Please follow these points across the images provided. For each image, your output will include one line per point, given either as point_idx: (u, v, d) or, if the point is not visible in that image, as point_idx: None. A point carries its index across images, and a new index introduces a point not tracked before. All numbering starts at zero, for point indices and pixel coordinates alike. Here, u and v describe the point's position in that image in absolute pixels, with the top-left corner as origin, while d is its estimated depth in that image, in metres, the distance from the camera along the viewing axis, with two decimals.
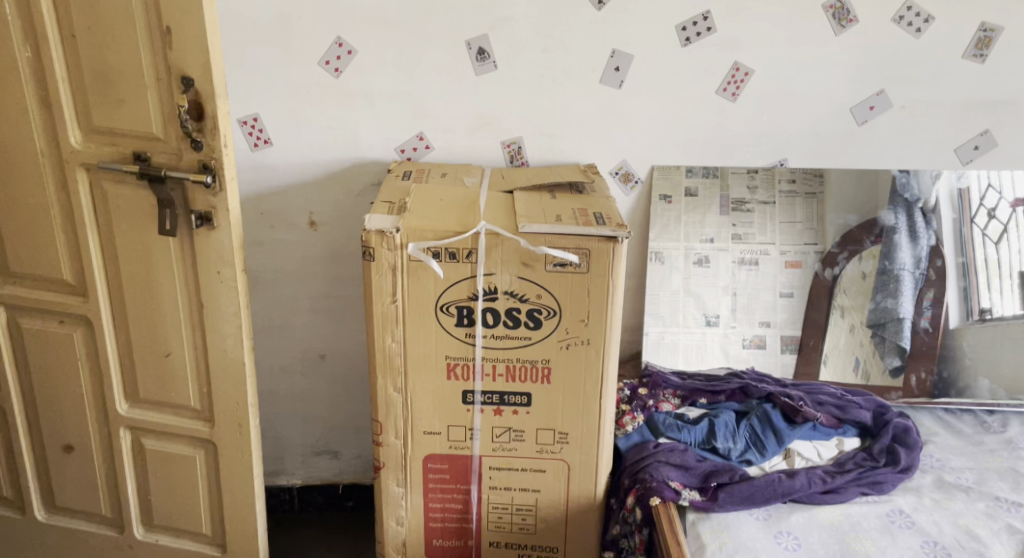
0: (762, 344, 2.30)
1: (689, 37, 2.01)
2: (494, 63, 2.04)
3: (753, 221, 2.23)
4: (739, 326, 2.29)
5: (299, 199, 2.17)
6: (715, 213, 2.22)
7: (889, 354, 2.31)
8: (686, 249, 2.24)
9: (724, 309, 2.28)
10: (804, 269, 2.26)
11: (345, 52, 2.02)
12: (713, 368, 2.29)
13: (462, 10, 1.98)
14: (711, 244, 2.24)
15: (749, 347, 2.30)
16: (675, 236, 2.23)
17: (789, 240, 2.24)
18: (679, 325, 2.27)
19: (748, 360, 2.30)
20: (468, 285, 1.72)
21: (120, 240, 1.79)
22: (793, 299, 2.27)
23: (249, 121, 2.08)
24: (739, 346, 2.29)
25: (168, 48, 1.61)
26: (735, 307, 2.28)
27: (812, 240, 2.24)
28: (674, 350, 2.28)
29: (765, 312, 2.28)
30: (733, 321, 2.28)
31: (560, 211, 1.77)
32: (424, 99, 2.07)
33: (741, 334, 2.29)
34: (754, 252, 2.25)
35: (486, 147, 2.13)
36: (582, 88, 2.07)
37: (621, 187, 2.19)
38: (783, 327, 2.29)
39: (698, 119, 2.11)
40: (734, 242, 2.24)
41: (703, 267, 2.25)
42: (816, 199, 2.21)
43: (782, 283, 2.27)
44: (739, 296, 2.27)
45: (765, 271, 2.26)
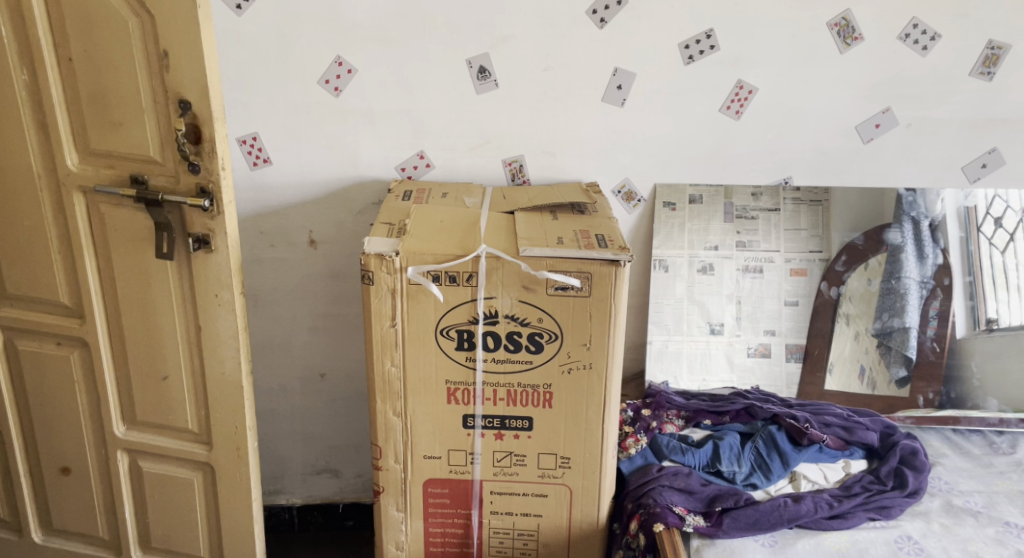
0: (767, 352, 2.27)
1: (692, 55, 1.99)
2: (495, 82, 2.02)
3: (757, 228, 2.20)
4: (744, 334, 2.26)
5: (299, 218, 2.15)
6: (720, 220, 2.19)
7: (895, 364, 2.27)
8: (690, 257, 2.21)
9: (728, 317, 2.25)
10: (810, 277, 2.23)
11: (345, 71, 2.00)
12: (718, 377, 2.28)
13: (463, 29, 1.96)
14: (716, 251, 2.21)
15: (754, 356, 2.27)
16: (679, 244, 2.20)
17: (794, 246, 2.21)
18: (684, 334, 2.25)
19: (754, 368, 2.28)
20: (468, 309, 1.70)
21: (117, 263, 1.77)
22: (799, 307, 2.25)
23: (248, 140, 2.06)
24: (744, 355, 2.27)
25: (165, 71, 1.60)
26: (740, 315, 2.25)
27: (817, 248, 2.22)
28: (678, 359, 2.26)
29: (770, 320, 2.26)
30: (739, 329, 2.26)
31: (562, 233, 1.75)
32: (424, 118, 2.06)
33: (747, 342, 2.27)
34: (759, 260, 2.22)
35: (487, 165, 2.11)
36: (584, 107, 2.05)
37: (623, 205, 2.16)
38: (787, 334, 2.27)
39: (701, 138, 2.09)
40: (739, 250, 2.22)
41: (707, 275, 2.22)
42: (822, 205, 2.18)
43: (787, 291, 2.24)
44: (743, 304, 2.25)
45: (770, 279, 2.23)
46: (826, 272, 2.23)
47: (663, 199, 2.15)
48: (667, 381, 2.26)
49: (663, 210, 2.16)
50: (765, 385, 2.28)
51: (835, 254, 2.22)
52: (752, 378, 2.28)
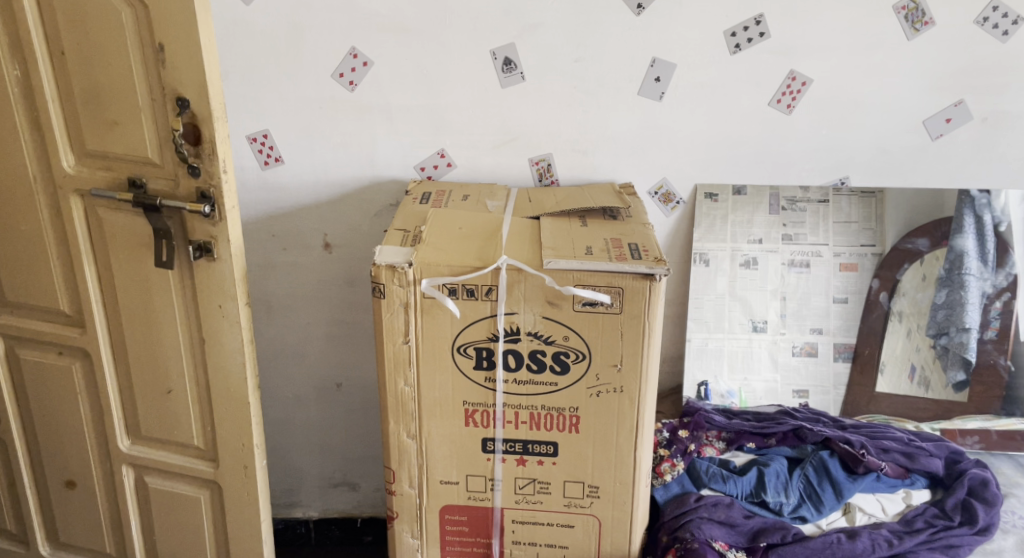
0: (814, 351, 2.07)
1: (739, 43, 1.81)
2: (521, 74, 1.87)
3: (804, 219, 1.98)
4: (789, 332, 2.06)
5: (313, 220, 2.02)
6: (764, 212, 1.99)
7: (954, 367, 2.08)
8: (732, 250, 2.01)
9: (772, 315, 2.05)
10: (861, 273, 2.02)
11: (360, 64, 1.86)
12: (759, 377, 2.08)
13: (487, 18, 1.81)
14: (759, 245, 2.01)
15: (799, 355, 2.07)
16: (721, 237, 2.00)
17: (841, 238, 1.99)
18: (724, 332, 2.05)
19: (798, 368, 2.08)
20: (487, 325, 1.56)
21: (117, 271, 1.67)
22: (848, 305, 2.04)
23: (259, 138, 1.94)
24: (789, 354, 2.07)
25: (162, 67, 1.48)
26: (784, 312, 2.05)
27: (869, 241, 2.00)
28: (718, 357, 2.07)
29: (816, 318, 2.05)
30: (783, 327, 2.05)
31: (591, 243, 1.60)
32: (445, 114, 1.91)
33: (791, 340, 2.06)
34: (805, 254, 2.01)
35: (512, 165, 1.97)
36: (618, 101, 1.88)
37: (661, 207, 1.99)
38: (835, 333, 2.06)
39: (747, 135, 1.90)
40: (785, 243, 2.01)
41: (750, 269, 2.02)
42: (875, 197, 1.96)
43: (835, 287, 2.03)
44: (788, 301, 2.04)
45: (818, 275, 2.02)
46: (878, 268, 2.01)
47: (704, 197, 1.97)
48: (706, 381, 2.08)
49: (707, 208, 1.97)
50: (809, 388, 2.09)
51: (887, 249, 2.00)
52: (797, 379, 2.08)
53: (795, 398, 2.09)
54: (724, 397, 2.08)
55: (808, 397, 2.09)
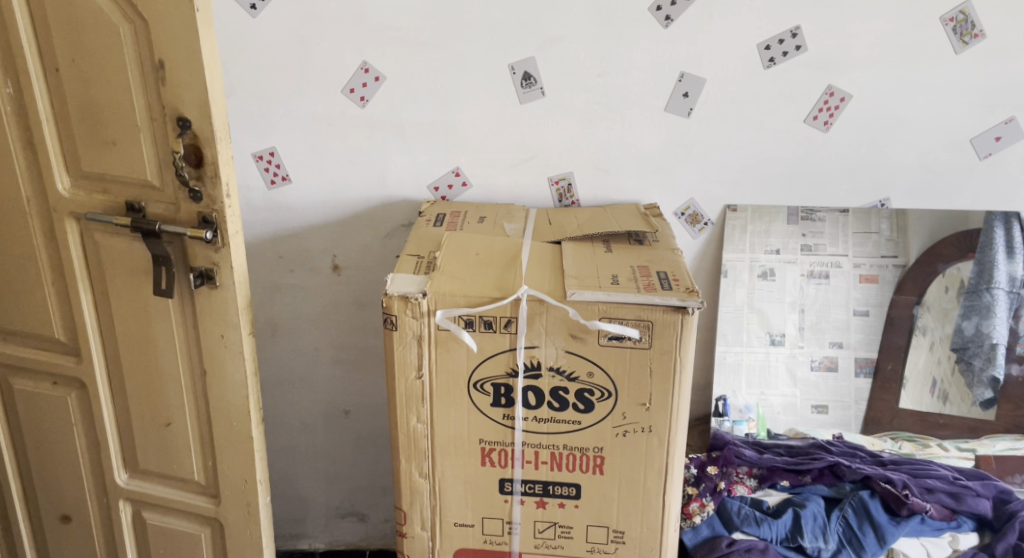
0: (833, 366, 1.96)
1: (773, 57, 1.70)
2: (541, 90, 1.77)
3: (823, 229, 1.88)
4: (806, 346, 1.96)
5: (321, 241, 1.93)
6: (783, 221, 1.88)
7: (980, 385, 1.96)
8: (750, 261, 1.91)
9: (790, 327, 1.95)
10: (881, 285, 1.91)
11: (372, 79, 1.77)
12: (775, 392, 1.98)
13: (506, 31, 1.71)
14: (778, 256, 1.91)
15: (817, 370, 1.97)
16: (739, 247, 1.89)
17: (861, 250, 1.89)
18: (742, 345, 1.95)
19: (816, 384, 1.97)
20: (506, 359, 1.46)
21: (114, 298, 1.58)
22: (868, 319, 1.93)
23: (265, 156, 1.85)
24: (806, 369, 1.97)
25: (161, 85, 1.39)
26: (802, 325, 1.95)
27: (891, 253, 1.88)
28: (736, 372, 1.96)
29: (836, 331, 1.95)
30: (801, 341, 1.95)
31: (617, 271, 1.50)
32: (461, 130, 1.82)
33: (810, 355, 1.96)
34: (824, 265, 1.91)
35: (531, 184, 1.87)
36: (644, 118, 1.78)
37: (688, 229, 1.89)
38: (856, 347, 1.95)
39: (780, 154, 1.80)
40: (804, 254, 1.90)
41: (768, 281, 1.92)
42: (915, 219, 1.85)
43: (855, 299, 1.93)
44: (806, 313, 1.94)
45: (837, 286, 1.92)
46: (899, 280, 1.91)
47: (735, 219, 1.86)
48: (725, 395, 1.97)
49: (736, 230, 1.87)
50: (828, 403, 1.98)
51: (911, 261, 1.89)
52: (816, 395, 1.98)
53: (814, 414, 1.99)
54: (742, 412, 1.98)
55: (827, 413, 1.99)
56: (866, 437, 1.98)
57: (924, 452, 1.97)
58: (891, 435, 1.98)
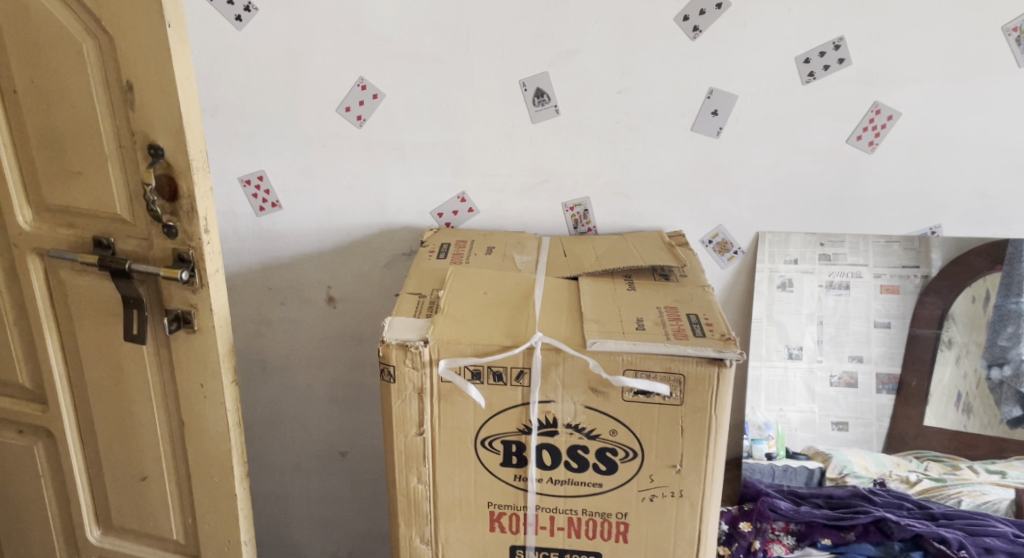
0: (853, 382, 1.79)
1: (812, 72, 1.54)
2: (555, 108, 1.61)
3: (845, 238, 1.69)
4: (826, 361, 1.77)
5: (315, 271, 1.77)
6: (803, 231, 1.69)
7: (1009, 402, 1.76)
8: (767, 271, 1.72)
9: (807, 340, 1.77)
10: (904, 295, 1.73)
11: (369, 96, 1.62)
12: (793, 408, 1.80)
13: (517, 44, 1.56)
14: (795, 265, 1.72)
15: (837, 386, 1.79)
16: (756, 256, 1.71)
17: (883, 260, 1.71)
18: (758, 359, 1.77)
19: (836, 401, 1.80)
20: (518, 414, 1.29)
21: (82, 341, 1.42)
22: (890, 332, 1.75)
23: (253, 180, 1.69)
24: (824, 385, 1.79)
25: (130, 109, 1.24)
26: (821, 338, 1.76)
27: (914, 261, 1.70)
28: (752, 388, 1.78)
29: (856, 344, 1.77)
30: (820, 355, 1.77)
31: (642, 314, 1.34)
32: (467, 152, 1.67)
33: (829, 369, 1.78)
34: (844, 275, 1.73)
35: (544, 210, 1.71)
36: (668, 138, 1.62)
37: (716, 258, 1.73)
38: (877, 361, 1.77)
39: (818, 178, 1.64)
40: (823, 263, 1.72)
41: (784, 293, 1.74)
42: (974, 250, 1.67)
43: (875, 310, 1.75)
44: (826, 325, 1.76)
45: (857, 297, 1.74)
46: (921, 293, 1.72)
47: (771, 248, 1.70)
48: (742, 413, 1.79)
49: (768, 258, 1.71)
50: (848, 419, 1.80)
51: (934, 272, 1.70)
52: (835, 412, 1.80)
53: (834, 431, 1.81)
54: (762, 430, 1.80)
55: (848, 430, 1.81)
56: (890, 457, 1.81)
57: (955, 476, 1.79)
58: (916, 455, 1.81)
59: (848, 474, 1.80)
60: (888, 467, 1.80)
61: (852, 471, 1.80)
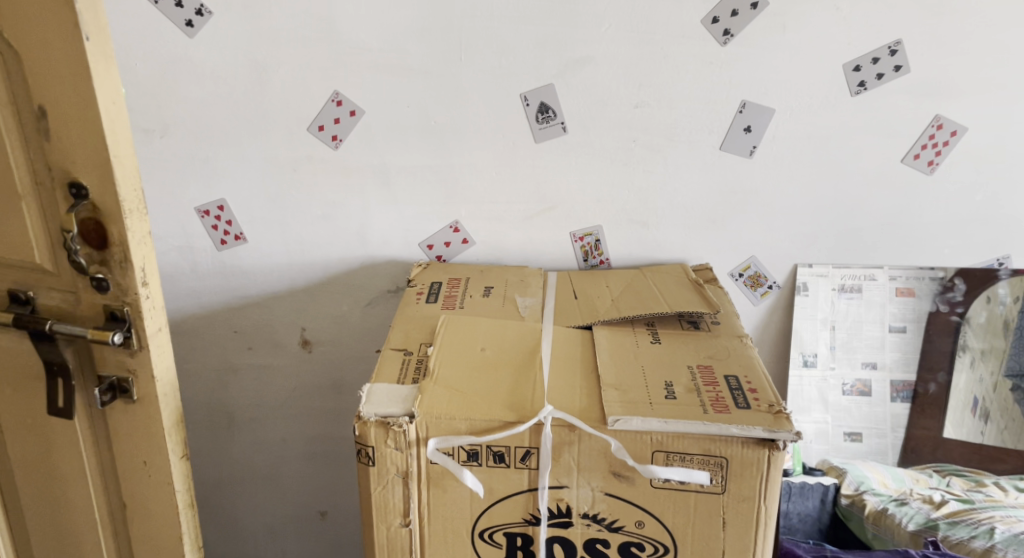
0: (866, 391, 1.55)
1: (863, 81, 1.33)
2: (562, 125, 1.39)
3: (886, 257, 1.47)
4: (837, 369, 1.54)
5: (286, 312, 1.54)
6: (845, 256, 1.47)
7: None
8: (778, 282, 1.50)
9: (820, 346, 1.52)
10: (922, 296, 1.49)
11: (346, 113, 1.39)
12: (802, 419, 1.56)
13: (518, 52, 1.33)
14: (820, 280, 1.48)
15: (849, 395, 1.55)
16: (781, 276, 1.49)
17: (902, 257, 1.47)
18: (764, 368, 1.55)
19: (849, 410, 1.56)
20: (524, 502, 1.07)
21: (3, 410, 1.19)
22: (907, 336, 1.52)
23: (213, 211, 1.45)
24: (836, 394, 1.55)
25: (46, 139, 1.01)
26: (834, 344, 1.52)
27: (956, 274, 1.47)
28: None
29: (870, 350, 1.53)
30: (833, 362, 1.53)
31: (671, 377, 1.12)
32: (460, 176, 1.44)
33: (841, 378, 1.54)
34: (858, 278, 1.48)
35: (549, 241, 1.49)
36: (694, 159, 1.41)
37: (747, 294, 1.51)
38: (892, 368, 1.54)
39: (867, 202, 1.42)
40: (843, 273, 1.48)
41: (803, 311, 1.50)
42: None
43: (891, 314, 1.50)
44: (838, 330, 1.51)
45: (871, 301, 1.50)
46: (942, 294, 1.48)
47: (812, 283, 1.48)
48: None
49: (809, 293, 1.49)
50: (862, 430, 1.57)
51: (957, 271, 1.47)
52: (848, 423, 1.57)
53: (847, 442, 1.58)
54: None
55: (861, 441, 1.58)
56: (907, 472, 1.55)
57: (983, 497, 1.47)
58: (935, 469, 1.56)
59: (865, 491, 1.51)
60: (908, 484, 1.53)
61: (869, 488, 1.51)
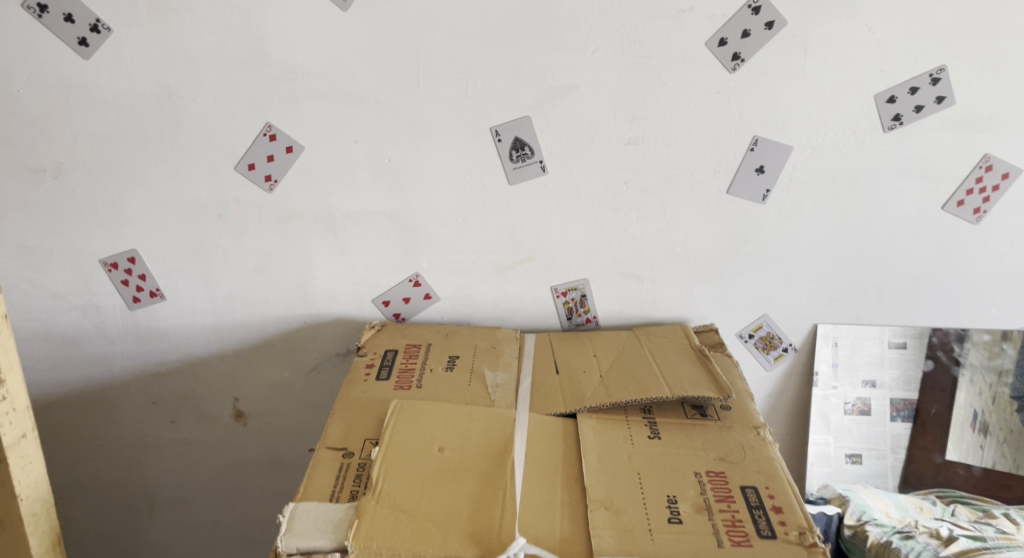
0: (866, 410, 1.32)
1: (899, 114, 1.11)
2: (539, 164, 1.16)
3: (924, 318, 1.25)
4: (837, 388, 1.30)
5: (216, 380, 1.31)
6: (876, 317, 1.25)
7: None
8: (793, 344, 1.28)
9: (821, 364, 1.28)
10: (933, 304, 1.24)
11: (280, 149, 1.16)
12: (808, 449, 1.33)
13: (486, 79, 1.11)
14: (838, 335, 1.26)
15: (849, 415, 1.32)
16: (798, 338, 1.27)
17: (936, 307, 1.24)
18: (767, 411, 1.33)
19: (850, 431, 1.33)
20: None
21: None
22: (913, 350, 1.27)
23: (123, 263, 1.22)
24: (837, 414, 1.32)
25: None
26: (835, 361, 1.28)
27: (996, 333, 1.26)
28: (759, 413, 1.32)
29: (870, 367, 1.29)
30: (834, 381, 1.29)
31: (675, 490, 0.90)
32: (419, 223, 1.21)
33: (842, 396, 1.31)
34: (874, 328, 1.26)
35: (526, 297, 1.27)
36: (696, 203, 1.18)
37: (759, 358, 1.29)
38: (892, 386, 1.31)
39: (901, 254, 1.20)
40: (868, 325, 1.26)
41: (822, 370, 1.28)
42: None
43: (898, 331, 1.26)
44: (841, 347, 1.27)
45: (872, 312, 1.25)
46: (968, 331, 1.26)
47: (832, 346, 1.27)
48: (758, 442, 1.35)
49: (830, 357, 1.27)
50: (862, 451, 1.35)
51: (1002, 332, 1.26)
52: (848, 444, 1.34)
53: (847, 465, 1.35)
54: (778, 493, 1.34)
55: (862, 464, 1.35)
56: (910, 499, 1.33)
57: (992, 526, 1.29)
58: (937, 494, 1.36)
59: (868, 522, 1.29)
60: (912, 514, 1.32)
61: (873, 518, 1.30)
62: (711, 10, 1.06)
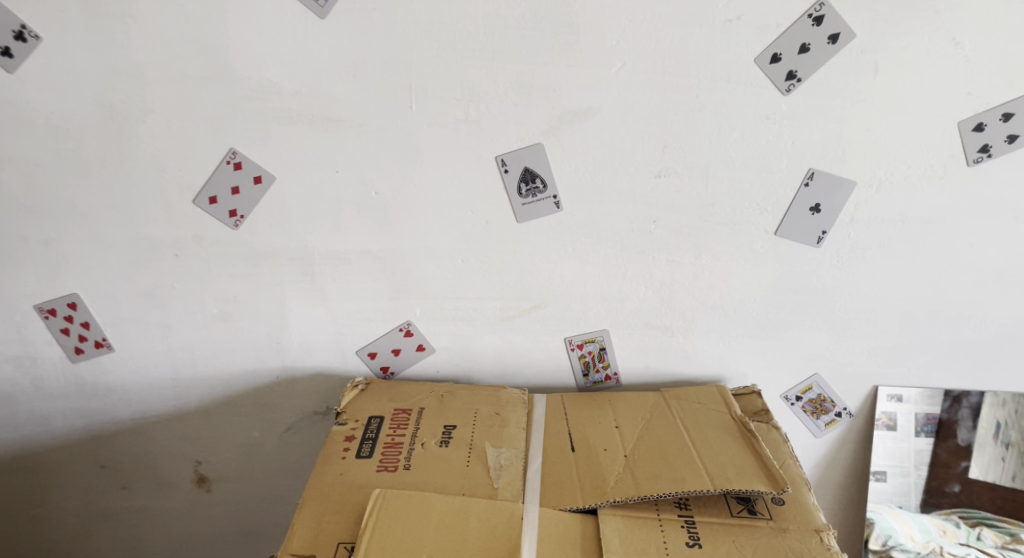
0: (891, 424, 1.10)
1: (989, 145, 0.92)
2: (552, 200, 0.98)
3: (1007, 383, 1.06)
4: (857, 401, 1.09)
5: (176, 438, 1.13)
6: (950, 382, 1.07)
7: None
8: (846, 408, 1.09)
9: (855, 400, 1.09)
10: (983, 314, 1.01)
11: (245, 179, 0.97)
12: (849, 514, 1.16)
13: (490, 100, 0.92)
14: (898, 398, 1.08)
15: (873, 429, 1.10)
16: (853, 400, 1.09)
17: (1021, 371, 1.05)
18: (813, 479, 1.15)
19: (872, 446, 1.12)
20: None
21: None
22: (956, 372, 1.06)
23: (62, 310, 1.04)
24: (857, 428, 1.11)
25: None
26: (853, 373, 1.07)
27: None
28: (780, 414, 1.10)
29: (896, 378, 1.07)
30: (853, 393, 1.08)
31: None
32: (411, 266, 1.03)
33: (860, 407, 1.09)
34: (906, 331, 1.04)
35: (535, 350, 1.08)
36: (739, 245, 1.00)
37: (807, 423, 1.11)
38: (920, 399, 1.08)
39: (980, 308, 1.02)
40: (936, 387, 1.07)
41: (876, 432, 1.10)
42: None
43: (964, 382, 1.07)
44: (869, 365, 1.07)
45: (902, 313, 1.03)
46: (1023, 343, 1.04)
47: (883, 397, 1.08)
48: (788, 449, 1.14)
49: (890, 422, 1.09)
50: (888, 467, 1.13)
51: None
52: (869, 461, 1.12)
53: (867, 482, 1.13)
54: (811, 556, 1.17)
55: (888, 483, 1.13)
56: (937, 521, 1.14)
57: None
58: (961, 515, 1.14)
59: (894, 548, 1.14)
60: (940, 539, 1.13)
61: (900, 545, 1.14)
62: (765, 20, 0.88)
